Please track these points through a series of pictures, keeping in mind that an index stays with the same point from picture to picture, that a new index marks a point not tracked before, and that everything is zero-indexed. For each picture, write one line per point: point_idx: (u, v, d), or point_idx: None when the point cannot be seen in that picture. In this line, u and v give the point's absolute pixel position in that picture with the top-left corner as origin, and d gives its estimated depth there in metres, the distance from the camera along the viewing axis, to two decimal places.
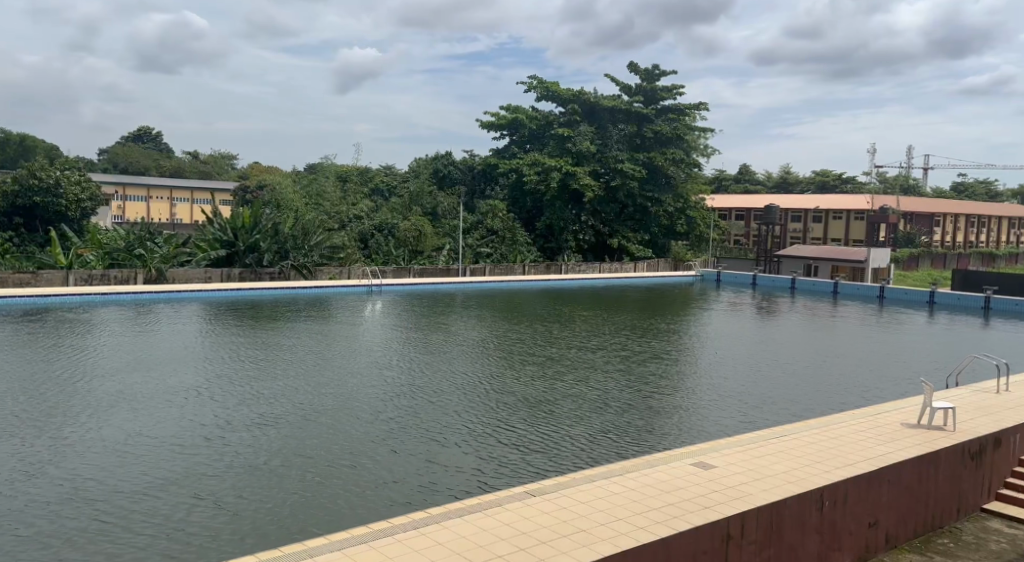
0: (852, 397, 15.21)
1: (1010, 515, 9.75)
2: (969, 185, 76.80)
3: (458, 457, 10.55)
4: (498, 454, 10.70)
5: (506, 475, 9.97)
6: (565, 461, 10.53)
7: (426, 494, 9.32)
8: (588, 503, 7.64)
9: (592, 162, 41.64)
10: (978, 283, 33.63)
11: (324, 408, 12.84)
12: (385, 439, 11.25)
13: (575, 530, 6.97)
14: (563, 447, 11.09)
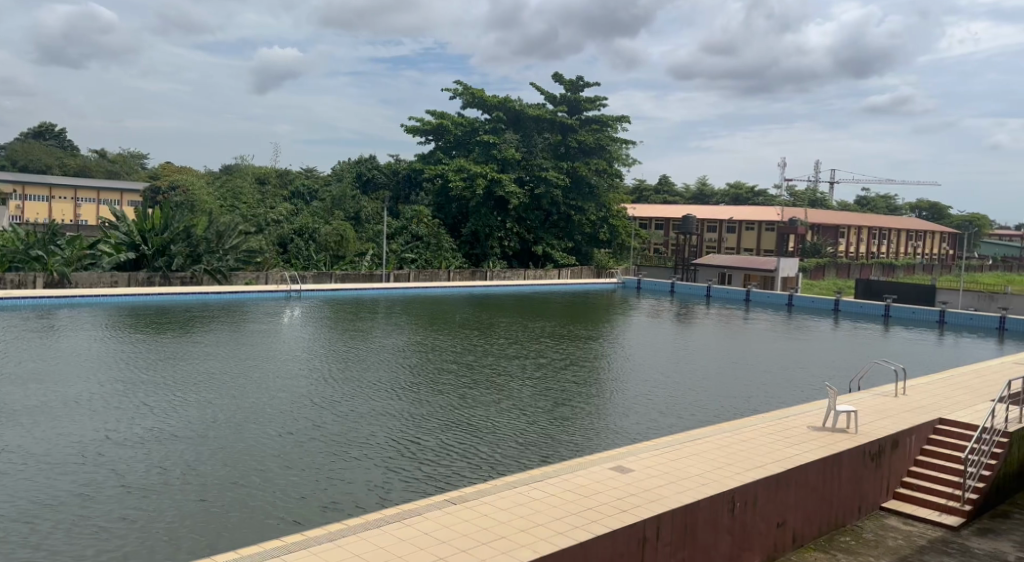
0: (761, 403, 15.63)
1: (905, 513, 10.26)
2: (872, 200, 80.38)
3: (361, 471, 10.46)
4: (402, 468, 10.66)
5: (411, 488, 9.94)
6: (469, 472, 10.56)
7: (327, 510, 9.20)
8: (506, 510, 7.68)
9: (518, 169, 42.28)
10: (879, 293, 35.42)
11: (230, 420, 12.59)
12: (288, 453, 11.06)
13: (492, 538, 6.99)
14: (466, 458, 11.15)
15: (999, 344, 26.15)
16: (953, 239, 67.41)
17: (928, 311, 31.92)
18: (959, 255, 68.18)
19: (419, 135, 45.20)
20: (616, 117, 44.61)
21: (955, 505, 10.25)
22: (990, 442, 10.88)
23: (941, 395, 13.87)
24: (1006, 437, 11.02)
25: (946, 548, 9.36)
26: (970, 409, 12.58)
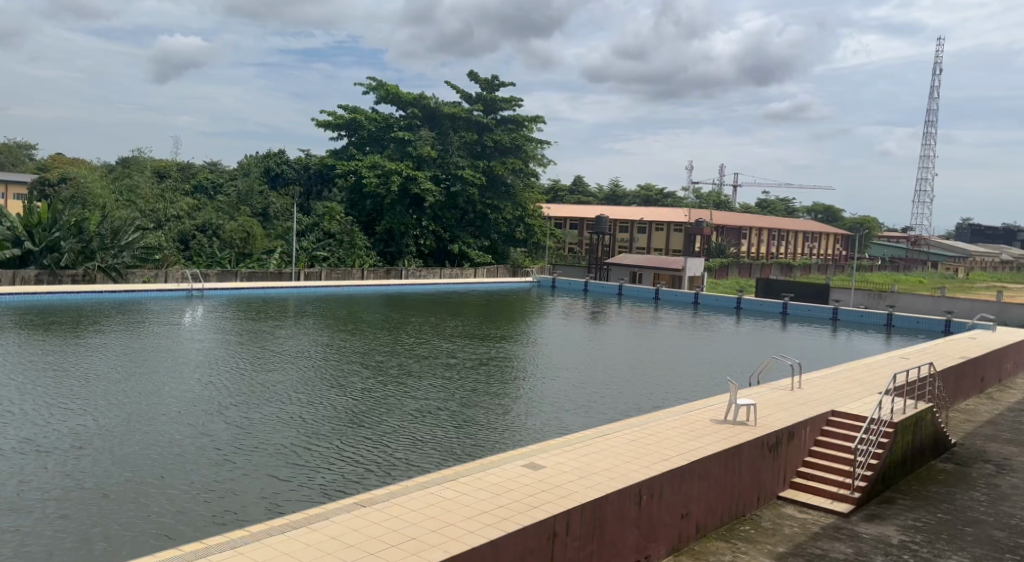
0: (666, 399, 16.04)
1: (801, 501, 10.74)
2: (771, 203, 83.79)
3: (254, 480, 10.21)
4: (298, 475, 10.45)
5: (305, 495, 9.77)
6: (367, 477, 10.45)
7: (216, 523, 8.93)
8: (417, 511, 7.61)
9: (433, 167, 42.08)
10: (778, 291, 36.88)
11: (116, 428, 12.07)
12: (176, 463, 10.69)
13: (401, 540, 6.91)
14: (365, 463, 11.02)
15: (887, 339, 27.68)
16: (845, 240, 70.87)
17: (822, 308, 33.52)
18: (852, 255, 71.68)
19: (330, 130, 44.43)
20: (531, 117, 44.98)
21: (846, 493, 10.79)
22: (877, 432, 11.51)
23: (835, 388, 14.56)
24: (892, 427, 11.67)
25: (836, 534, 9.84)
26: (861, 401, 13.26)
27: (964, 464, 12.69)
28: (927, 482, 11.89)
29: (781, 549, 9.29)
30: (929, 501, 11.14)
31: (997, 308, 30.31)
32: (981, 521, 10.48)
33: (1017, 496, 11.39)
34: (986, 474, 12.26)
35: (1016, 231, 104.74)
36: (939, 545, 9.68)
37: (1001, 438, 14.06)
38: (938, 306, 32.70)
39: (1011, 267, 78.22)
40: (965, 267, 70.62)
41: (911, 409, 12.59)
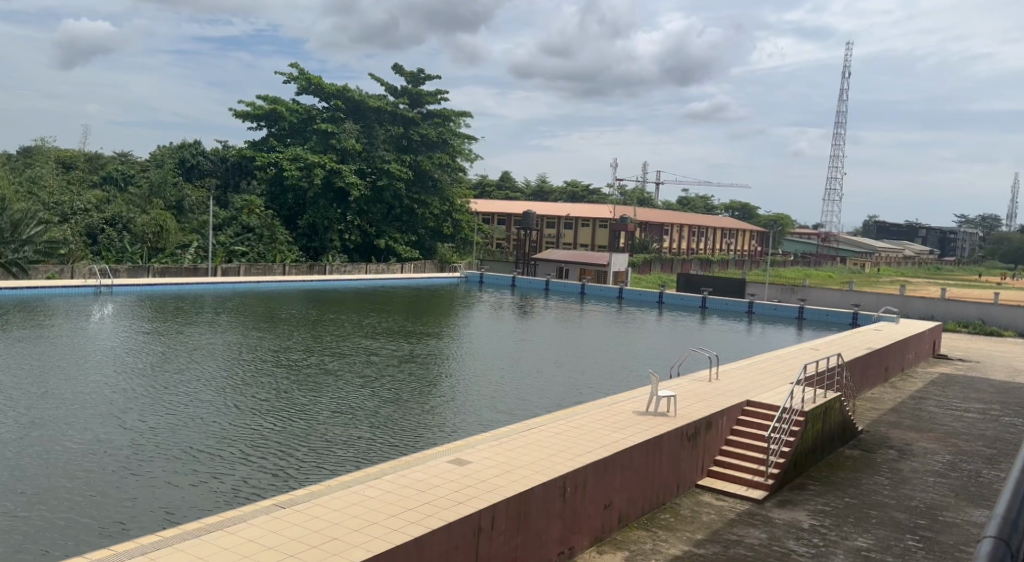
0: (586, 393, 16.28)
1: (718, 489, 11.08)
2: (691, 201, 85.94)
3: (157, 486, 9.88)
4: (204, 480, 10.14)
5: (211, 502, 9.48)
6: (277, 481, 10.23)
7: (115, 532, 8.61)
8: (339, 510, 7.46)
9: (358, 160, 41.52)
10: (698, 286, 37.80)
11: (12, 434, 11.55)
12: (74, 471, 10.27)
13: (320, 541, 6.73)
14: (275, 466, 10.78)
15: (800, 331, 28.80)
16: (761, 237, 73.18)
17: (738, 301, 34.60)
18: (767, 251, 74.08)
19: (248, 121, 43.40)
20: (457, 112, 44.89)
21: (760, 480, 11.19)
22: (789, 421, 11.98)
23: (750, 379, 15.07)
24: (803, 416, 12.15)
25: (751, 520, 10.19)
26: (774, 392, 13.73)
27: (869, 450, 13.31)
28: (835, 469, 12.41)
29: (699, 536, 9.56)
30: (837, 486, 11.65)
31: (901, 301, 31.82)
32: (885, 504, 11.02)
33: (917, 480, 12.01)
34: (890, 459, 12.90)
35: (917, 228, 110.20)
36: (846, 528, 10.13)
37: (903, 425, 14.80)
38: (846, 301, 33.96)
39: (913, 262, 82.25)
40: (871, 263, 73.87)
41: (821, 399, 13.15)
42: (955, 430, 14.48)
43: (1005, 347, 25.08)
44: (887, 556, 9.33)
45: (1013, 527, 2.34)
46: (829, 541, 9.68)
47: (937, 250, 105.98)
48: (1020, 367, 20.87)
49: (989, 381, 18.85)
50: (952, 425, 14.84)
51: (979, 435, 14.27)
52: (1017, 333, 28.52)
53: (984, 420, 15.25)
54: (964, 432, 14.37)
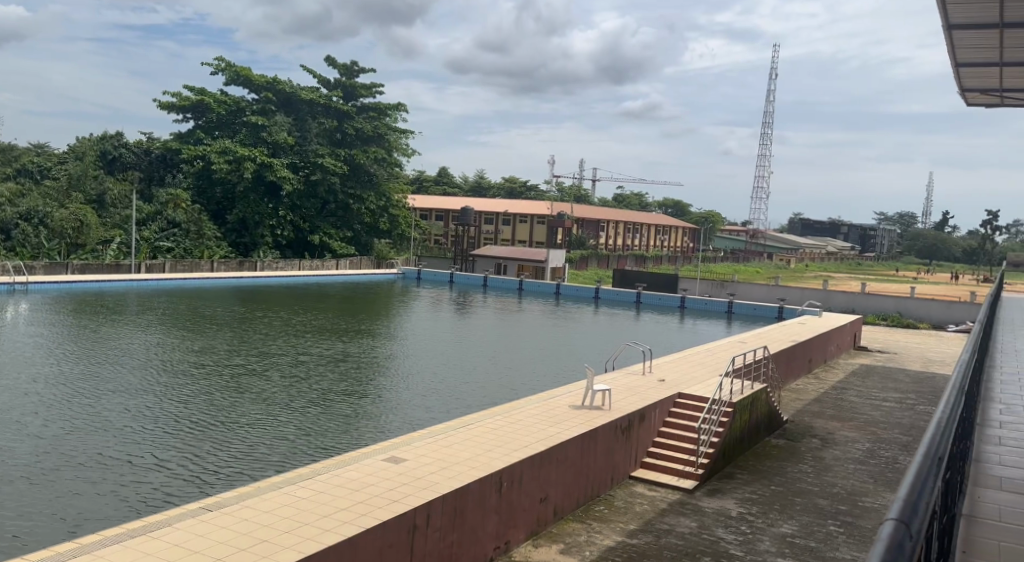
0: (517, 391, 16.34)
1: (650, 480, 11.33)
2: (627, 198, 87.19)
3: (66, 497, 9.51)
4: (117, 489, 9.82)
5: (120, 513, 9.14)
6: (194, 488, 9.96)
7: (21, 544, 8.24)
8: (268, 511, 7.18)
9: (290, 154, 40.76)
10: (632, 281, 38.41)
11: None
12: None
13: (249, 543, 6.46)
14: (191, 472, 10.49)
15: (730, 325, 29.55)
16: (693, 233, 74.69)
17: (671, 296, 35.30)
18: (699, 247, 75.67)
19: (173, 112, 42.11)
20: (393, 105, 44.54)
21: (690, 470, 11.49)
22: (718, 412, 12.31)
23: (680, 372, 15.43)
24: (731, 407, 12.53)
25: (682, 509, 10.45)
26: (704, 384, 14.08)
27: (794, 439, 13.79)
28: (763, 458, 12.81)
29: (632, 526, 9.76)
30: (763, 474, 12.04)
31: (824, 295, 32.92)
32: (808, 491, 11.43)
33: (838, 467, 12.50)
34: (813, 447, 13.39)
35: (840, 225, 114.19)
36: (771, 515, 10.48)
37: (825, 414, 15.36)
38: (773, 295, 34.98)
39: (835, 258, 85.25)
40: (796, 258, 76.29)
41: (748, 390, 13.57)
42: (873, 418, 15.10)
43: (921, 339, 26.24)
44: (811, 541, 9.67)
45: (912, 509, 2.43)
46: (755, 528, 10.00)
47: (858, 246, 110.15)
48: (934, 358, 21.88)
49: (907, 371, 19.69)
50: (871, 413, 15.48)
51: (896, 422, 14.92)
52: (932, 326, 29.87)
53: (901, 408, 15.95)
54: (882, 421, 15.01)
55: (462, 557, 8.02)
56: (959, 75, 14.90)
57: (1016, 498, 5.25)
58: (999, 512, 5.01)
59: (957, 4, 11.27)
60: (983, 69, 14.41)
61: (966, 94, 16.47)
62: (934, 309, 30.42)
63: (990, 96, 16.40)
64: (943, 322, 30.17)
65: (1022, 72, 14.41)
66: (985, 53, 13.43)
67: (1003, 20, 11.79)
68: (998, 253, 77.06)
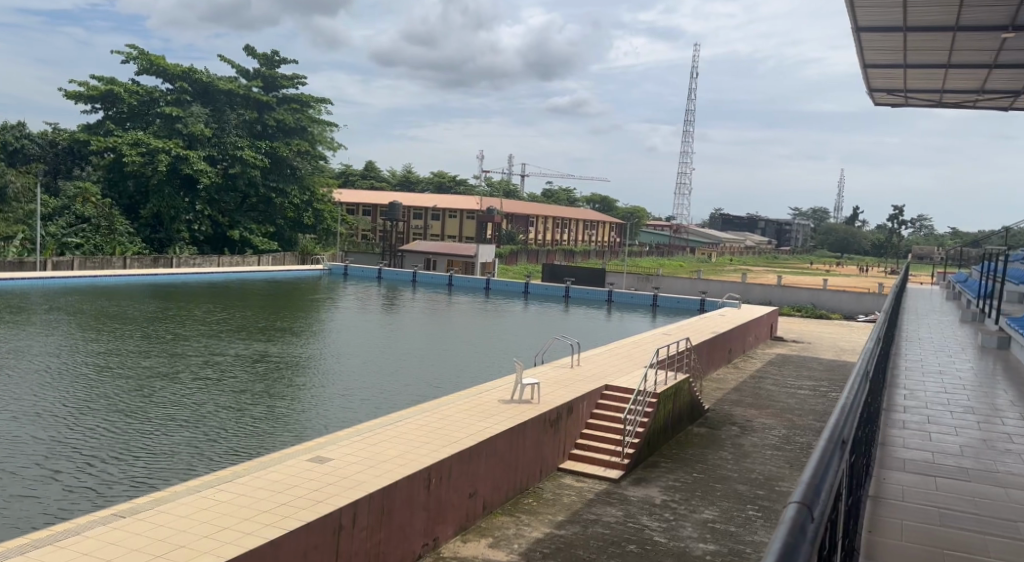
0: (442, 388, 16.28)
1: (578, 471, 11.50)
2: (555, 193, 87.81)
3: None
4: (14, 500, 9.36)
5: (17, 527, 8.70)
6: (99, 497, 9.58)
7: None
8: (185, 516, 6.99)
9: (207, 146, 39.38)
10: (561, 276, 38.80)
11: None
12: None
13: (164, 550, 6.29)
14: (96, 481, 10.08)
15: (654, 317, 30.17)
16: (619, 228, 75.80)
17: (598, 290, 35.82)
18: (625, 242, 76.87)
19: (81, 102, 40.34)
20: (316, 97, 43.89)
21: (617, 460, 11.72)
22: (643, 403, 12.59)
23: (606, 365, 15.64)
24: (655, 398, 12.83)
25: (608, 499, 10.65)
26: (629, 376, 14.34)
27: (715, 427, 14.20)
28: (685, 446, 13.15)
29: (559, 517, 9.90)
30: (685, 462, 12.35)
31: (743, 288, 33.92)
32: (728, 477, 11.79)
33: (756, 453, 12.93)
34: (732, 435, 13.81)
35: (758, 220, 117.59)
36: (693, 502, 10.77)
37: (744, 402, 15.86)
38: (694, 288, 35.87)
39: (754, 252, 87.86)
40: (718, 253, 78.33)
41: (672, 380, 13.92)
42: (789, 406, 15.68)
43: (833, 329, 27.33)
44: (730, 526, 9.99)
45: (814, 493, 2.52)
46: (678, 515, 10.26)
47: (776, 241, 113.76)
48: (844, 347, 22.84)
49: (819, 360, 20.49)
50: (787, 401, 16.06)
51: (809, 409, 15.51)
52: (843, 316, 31.15)
53: (814, 395, 16.60)
54: (797, 408, 15.59)
55: (389, 555, 8.00)
56: (866, 76, 15.59)
57: (919, 480, 5.53)
58: (902, 492, 5.30)
59: (864, 8, 11.79)
60: (889, 70, 15.10)
61: (873, 94, 17.22)
62: (846, 300, 31.71)
63: (896, 96, 17.21)
64: (853, 312, 31.50)
65: (925, 73, 15.15)
66: (890, 55, 14.09)
67: (906, 23, 12.39)
68: (904, 246, 80.73)
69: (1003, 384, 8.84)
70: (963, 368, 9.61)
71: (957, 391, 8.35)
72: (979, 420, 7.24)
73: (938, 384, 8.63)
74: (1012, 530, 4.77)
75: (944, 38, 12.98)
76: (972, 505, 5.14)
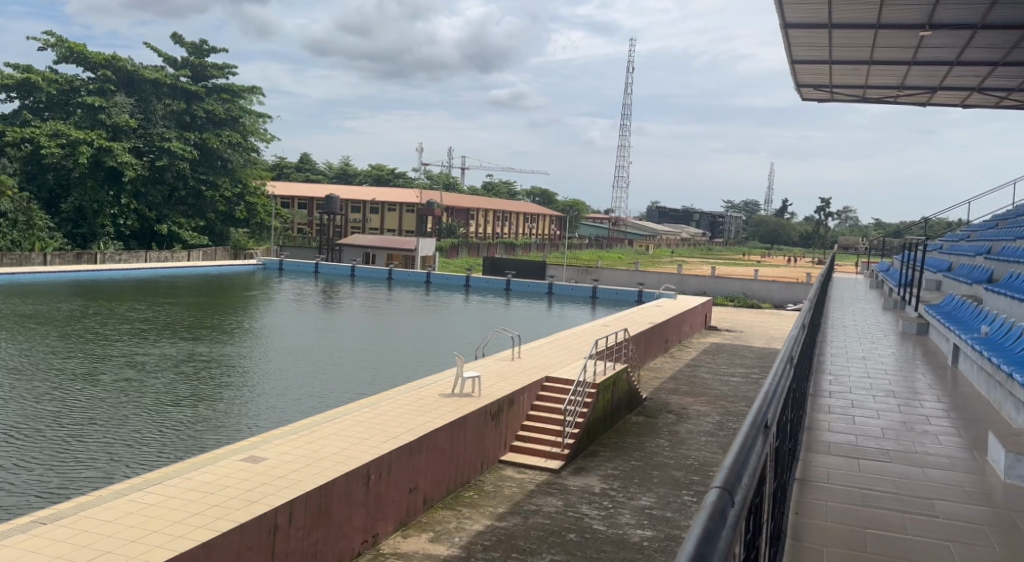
0: (380, 384, 16.16)
1: (519, 463, 11.59)
2: (495, 186, 87.86)
3: None
4: None
5: None
6: (19, 506, 9.24)
7: None
8: (112, 521, 6.78)
9: (132, 137, 38.12)
10: (502, 269, 38.88)
11: None
12: None
13: (87, 557, 6.08)
14: (14, 489, 9.69)
15: (593, 310, 30.49)
16: (559, 221, 76.23)
17: (539, 283, 35.98)
18: (564, 234, 77.46)
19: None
20: (247, 88, 43.03)
21: (557, 451, 11.84)
22: (582, 394, 12.73)
23: (547, 357, 15.74)
24: (594, 388, 12.99)
25: (549, 489, 10.75)
26: (569, 367, 14.49)
27: (651, 415, 14.45)
28: (624, 435, 13.34)
29: (500, 510, 9.94)
30: (624, 450, 12.55)
31: (678, 279, 34.52)
32: (664, 463, 12.01)
33: (691, 440, 13.20)
34: (669, 422, 14.07)
35: (693, 212, 119.75)
36: (631, 489, 10.95)
37: (680, 391, 16.17)
38: (632, 279, 36.40)
39: (689, 244, 89.47)
40: (655, 245, 79.63)
41: (610, 370, 14.12)
42: (722, 392, 16.05)
43: (764, 317, 28.07)
44: (667, 511, 10.18)
45: (735, 478, 2.57)
46: (617, 503, 10.42)
47: (710, 233, 116.02)
48: (775, 335, 23.48)
49: (751, 348, 21.01)
50: (721, 388, 16.44)
51: (741, 396, 15.91)
52: (773, 306, 32.02)
53: (746, 382, 17.03)
54: (730, 395, 15.96)
55: (327, 554, 7.94)
56: (795, 71, 15.99)
57: (844, 462, 5.73)
58: (827, 474, 5.48)
59: (790, 4, 12.07)
60: (817, 66, 15.52)
61: (800, 89, 17.70)
62: (776, 290, 32.63)
63: (821, 91, 17.71)
64: (782, 301, 32.41)
65: (849, 69, 15.63)
66: (816, 51, 14.48)
67: (831, 20, 12.74)
68: (831, 237, 83.31)
69: (922, 369, 9.20)
70: (884, 354, 9.99)
71: (879, 376, 8.67)
72: (899, 403, 7.53)
73: (862, 369, 8.92)
74: (927, 508, 4.97)
75: (866, 35, 13.39)
76: (893, 485, 5.34)
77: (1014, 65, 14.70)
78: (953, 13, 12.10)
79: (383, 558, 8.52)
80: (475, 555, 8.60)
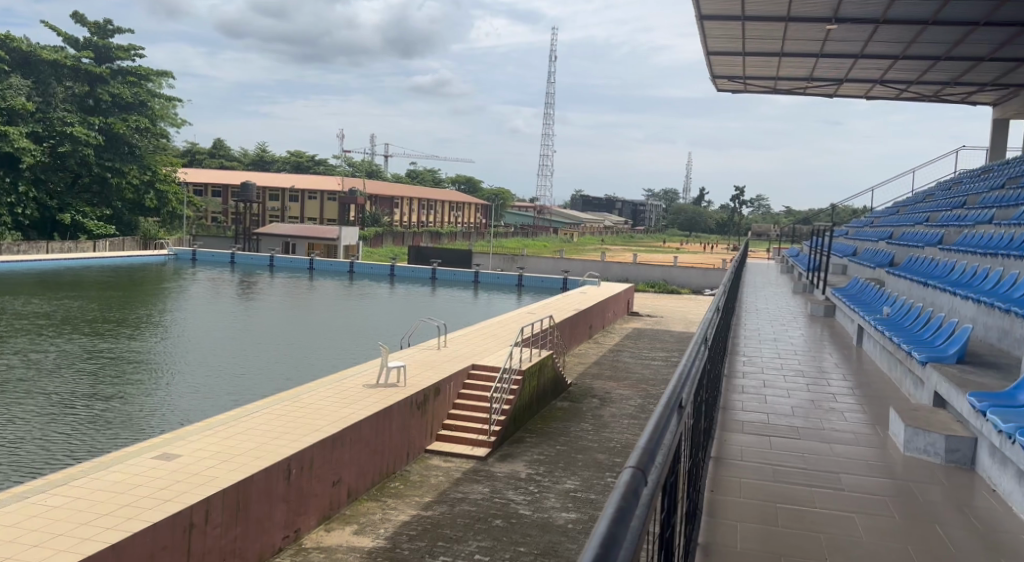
0: (299, 378, 15.84)
1: (446, 451, 11.57)
2: (420, 173, 87.17)
3: None
4: None
5: None
6: None
7: None
8: (12, 525, 6.45)
9: (30, 122, 36.24)
10: (428, 257, 38.64)
11: None
12: None
13: None
14: None
15: (518, 297, 30.58)
16: (483, 209, 76.24)
17: (464, 272, 35.94)
18: (489, 222, 77.38)
19: None
20: (156, 71, 41.39)
21: (484, 438, 11.89)
22: (508, 381, 12.78)
23: (473, 345, 15.72)
24: (520, 376, 13.06)
25: (475, 476, 10.76)
26: (494, 355, 14.51)
27: (576, 400, 14.61)
28: (549, 421, 13.45)
29: (426, 499, 9.91)
30: (549, 436, 12.66)
31: (601, 266, 34.97)
32: (588, 447, 12.18)
33: (615, 423, 13.41)
34: (593, 407, 14.27)
35: (615, 201, 121.33)
36: (556, 473, 11.05)
37: (603, 375, 16.39)
38: (557, 267, 36.71)
39: (613, 231, 90.77)
40: (580, 233, 80.50)
41: (535, 357, 14.23)
42: (644, 376, 16.35)
43: (684, 302, 28.70)
44: (590, 494, 10.32)
45: (650, 458, 2.59)
46: (542, 487, 10.51)
47: (633, 220, 117.93)
48: (693, 319, 24.05)
49: (671, 332, 21.47)
50: (642, 372, 16.74)
51: (662, 379, 16.24)
52: (692, 291, 32.80)
53: (666, 366, 17.40)
54: (652, 378, 16.28)
55: (246, 550, 7.77)
56: (710, 62, 16.33)
57: (756, 440, 5.92)
58: (741, 452, 5.65)
59: None
60: (730, 57, 15.89)
61: (716, 79, 18.09)
62: (695, 275, 33.42)
63: (735, 82, 18.15)
64: (700, 287, 33.25)
65: (761, 61, 16.06)
66: (730, 42, 14.81)
67: (744, 13, 13.03)
68: (746, 224, 85.87)
69: (830, 349, 9.57)
70: (795, 335, 10.34)
71: (790, 357, 8.96)
72: (808, 382, 7.81)
73: (773, 351, 9.21)
74: (834, 481, 5.17)
75: (778, 27, 13.76)
76: (803, 460, 5.54)
77: (915, 59, 15.37)
78: (858, 8, 12.54)
79: (306, 553, 8.39)
80: (400, 545, 8.55)
